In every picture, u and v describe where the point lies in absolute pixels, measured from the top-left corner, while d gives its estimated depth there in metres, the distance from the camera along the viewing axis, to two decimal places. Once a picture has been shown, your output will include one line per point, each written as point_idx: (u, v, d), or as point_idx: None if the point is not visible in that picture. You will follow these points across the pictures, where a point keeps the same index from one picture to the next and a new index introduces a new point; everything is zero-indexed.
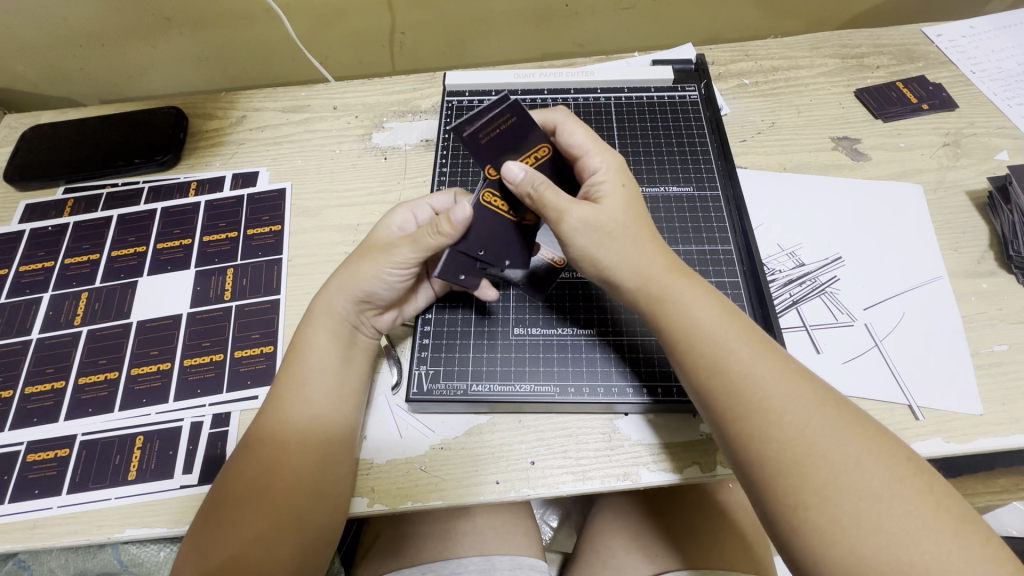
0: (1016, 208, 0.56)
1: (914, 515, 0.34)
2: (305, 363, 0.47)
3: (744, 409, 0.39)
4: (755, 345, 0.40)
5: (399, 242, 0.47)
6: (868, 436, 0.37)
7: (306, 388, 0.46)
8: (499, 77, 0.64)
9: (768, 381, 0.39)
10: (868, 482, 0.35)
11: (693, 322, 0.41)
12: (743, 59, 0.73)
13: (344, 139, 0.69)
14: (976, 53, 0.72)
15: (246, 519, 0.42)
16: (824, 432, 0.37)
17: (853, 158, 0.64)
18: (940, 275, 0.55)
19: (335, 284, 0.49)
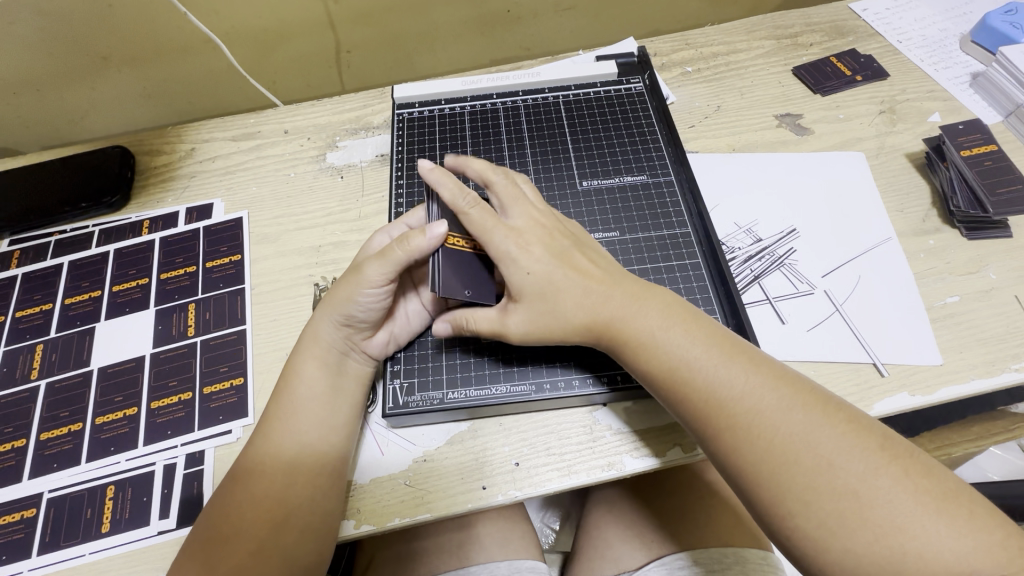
0: (952, 165, 0.58)
1: (906, 501, 0.34)
2: (292, 396, 0.46)
3: (707, 427, 0.39)
4: (722, 351, 0.40)
5: (368, 262, 0.46)
6: (848, 432, 0.36)
7: (295, 424, 0.45)
8: (447, 86, 0.64)
9: (737, 389, 0.38)
10: (850, 487, 0.34)
11: (652, 337, 0.41)
12: (684, 48, 0.75)
13: (298, 162, 0.69)
14: (900, 23, 0.75)
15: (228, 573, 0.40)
16: (798, 433, 0.36)
17: (796, 133, 0.66)
18: (889, 237, 0.57)
19: (318, 311, 0.49)
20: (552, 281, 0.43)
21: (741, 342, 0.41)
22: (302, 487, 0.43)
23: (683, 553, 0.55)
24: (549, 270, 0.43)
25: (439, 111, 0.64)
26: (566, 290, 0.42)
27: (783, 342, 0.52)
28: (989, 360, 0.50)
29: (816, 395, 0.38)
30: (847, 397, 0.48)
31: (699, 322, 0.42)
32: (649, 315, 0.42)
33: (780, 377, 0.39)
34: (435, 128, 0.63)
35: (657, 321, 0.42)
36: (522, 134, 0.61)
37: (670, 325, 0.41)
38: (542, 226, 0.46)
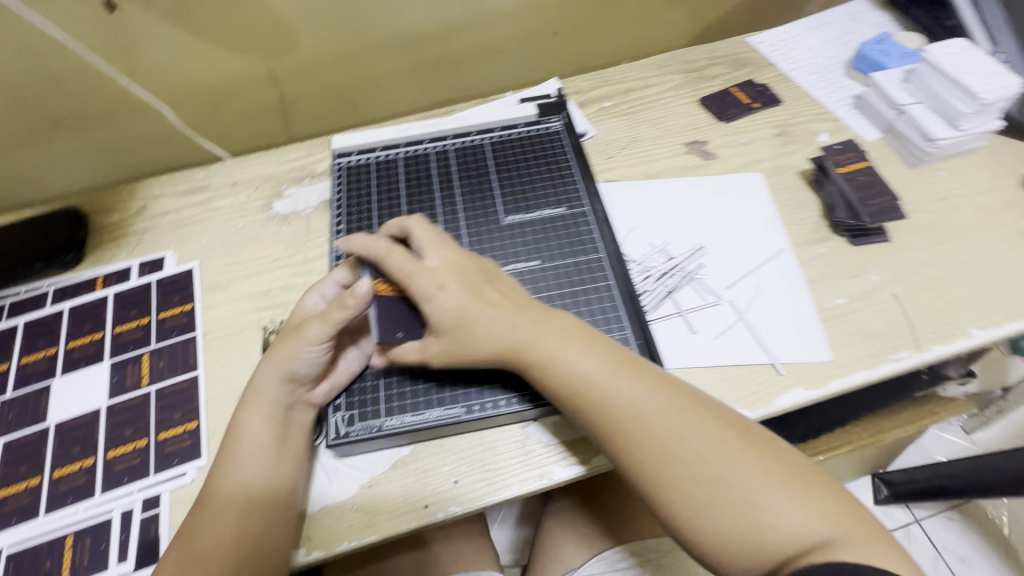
0: (834, 179, 0.66)
1: (761, 483, 0.41)
2: (238, 448, 0.49)
3: (603, 433, 0.45)
4: (611, 364, 0.46)
5: (308, 322, 0.50)
6: (715, 429, 0.43)
7: (242, 476, 0.48)
8: (382, 135, 0.70)
9: (625, 399, 0.45)
10: (717, 479, 0.41)
11: (552, 357, 0.47)
12: (603, 85, 0.82)
13: (246, 212, 0.73)
14: (792, 53, 0.84)
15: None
16: (674, 431, 0.43)
17: (703, 158, 0.73)
18: (784, 248, 0.64)
19: (261, 367, 0.52)
20: (465, 313, 0.48)
21: (627, 353, 0.48)
22: (250, 537, 0.46)
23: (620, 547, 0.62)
24: (462, 303, 0.48)
25: (375, 158, 0.69)
26: (478, 320, 0.48)
27: (693, 351, 0.57)
28: (872, 353, 0.56)
29: (692, 397, 0.45)
30: (748, 396, 0.54)
31: (594, 339, 0.48)
32: (552, 335, 0.47)
33: (661, 383, 0.46)
34: (371, 174, 0.68)
35: (560, 340, 0.47)
36: (451, 175, 0.67)
37: (570, 345, 0.47)
38: (456, 265, 0.51)
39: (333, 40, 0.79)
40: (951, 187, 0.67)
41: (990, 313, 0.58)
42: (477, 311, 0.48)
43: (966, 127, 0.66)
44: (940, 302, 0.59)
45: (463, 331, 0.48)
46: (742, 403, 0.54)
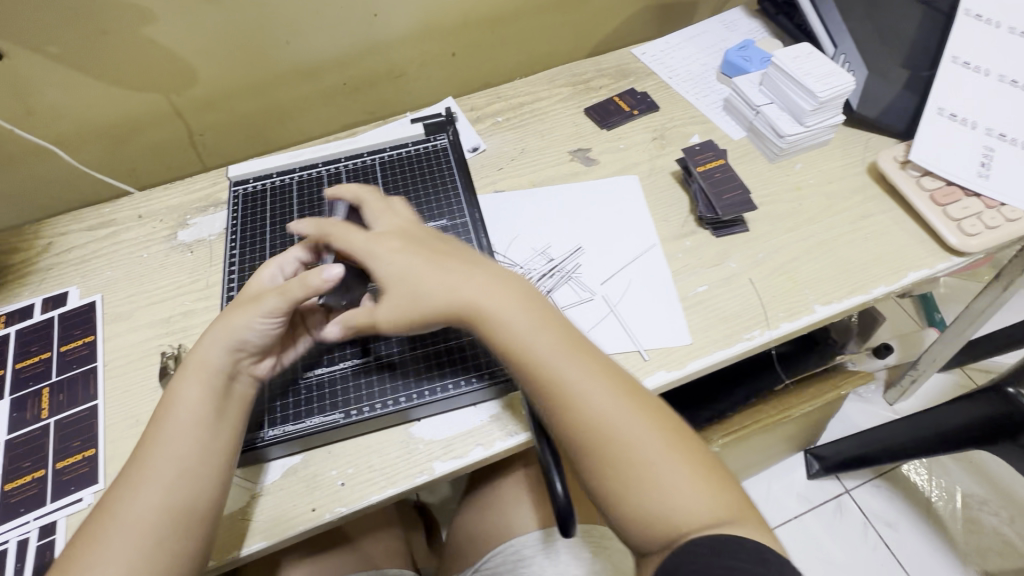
0: (698, 175, 0.72)
1: (668, 456, 0.46)
2: (170, 426, 0.49)
3: (542, 398, 0.49)
4: (555, 337, 0.50)
5: (267, 293, 0.52)
6: (636, 409, 0.48)
7: (184, 450, 0.48)
8: (277, 161, 0.73)
9: (569, 376, 0.48)
10: (631, 452, 0.46)
11: (508, 327, 0.50)
12: (496, 101, 0.87)
13: (151, 243, 0.75)
14: (671, 62, 0.90)
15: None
16: (604, 404, 0.48)
17: (585, 165, 0.78)
18: (654, 244, 0.69)
19: (207, 337, 0.52)
20: (408, 276, 0.52)
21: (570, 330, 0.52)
22: (176, 512, 0.47)
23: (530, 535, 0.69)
24: (410, 266, 0.53)
25: (271, 184, 0.72)
26: (429, 280, 0.52)
27: None
28: (728, 334, 0.62)
29: (619, 376, 0.50)
30: None
31: (541, 313, 0.51)
32: (510, 306, 0.51)
33: (598, 360, 0.50)
34: (266, 199, 0.71)
35: (514, 313, 0.51)
36: None
37: (510, 305, 0.51)
38: (401, 230, 0.57)
39: (233, 73, 0.83)
40: (805, 178, 0.74)
41: (831, 290, 0.64)
42: (427, 274, 0.52)
43: (811, 123, 0.73)
44: (789, 284, 0.65)
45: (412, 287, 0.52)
46: None
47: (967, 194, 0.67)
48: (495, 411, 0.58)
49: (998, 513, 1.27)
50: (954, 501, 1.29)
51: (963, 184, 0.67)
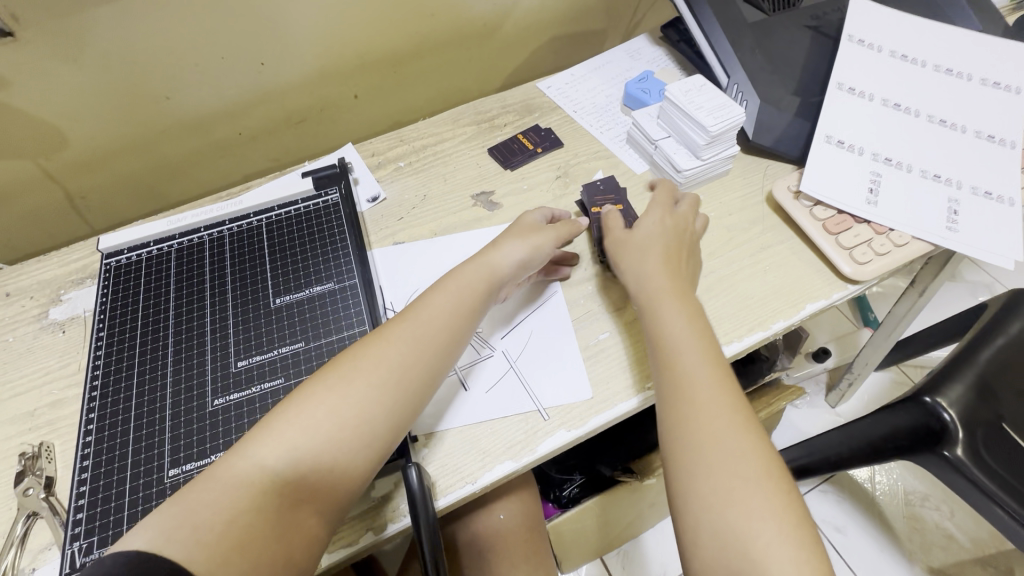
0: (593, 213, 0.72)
1: (774, 512, 0.45)
2: (429, 309, 0.57)
3: (686, 403, 0.51)
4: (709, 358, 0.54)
5: (548, 230, 0.66)
6: (713, 362, 0.54)
7: (439, 321, 0.56)
8: (153, 229, 0.68)
9: (704, 386, 0.52)
10: (686, 399, 0.51)
11: (671, 331, 0.56)
12: (399, 144, 0.85)
13: (18, 324, 0.69)
14: (575, 95, 0.89)
15: (299, 455, 0.46)
16: (736, 432, 0.49)
17: (488, 209, 0.76)
18: (555, 290, 0.67)
19: (505, 248, 0.63)
20: (636, 261, 0.63)
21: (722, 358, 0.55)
22: (389, 404, 0.50)
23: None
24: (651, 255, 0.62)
25: (146, 254, 0.67)
26: (651, 273, 0.61)
27: (464, 410, 0.59)
28: (631, 385, 0.60)
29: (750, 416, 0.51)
30: (514, 446, 0.56)
31: (700, 331, 0.56)
32: (674, 319, 0.57)
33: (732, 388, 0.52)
34: (140, 271, 0.66)
35: (682, 327, 0.56)
36: (224, 263, 0.66)
37: (663, 283, 0.60)
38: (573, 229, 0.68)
39: (110, 131, 0.78)
40: (706, 211, 0.74)
41: (732, 329, 0.63)
42: (651, 270, 0.61)
43: (707, 156, 0.73)
44: None
45: (641, 267, 0.62)
46: (507, 455, 0.56)
47: (857, 222, 0.68)
48: (385, 489, 0.55)
49: (939, 507, 1.30)
50: (897, 497, 1.32)
51: (852, 212, 0.68)
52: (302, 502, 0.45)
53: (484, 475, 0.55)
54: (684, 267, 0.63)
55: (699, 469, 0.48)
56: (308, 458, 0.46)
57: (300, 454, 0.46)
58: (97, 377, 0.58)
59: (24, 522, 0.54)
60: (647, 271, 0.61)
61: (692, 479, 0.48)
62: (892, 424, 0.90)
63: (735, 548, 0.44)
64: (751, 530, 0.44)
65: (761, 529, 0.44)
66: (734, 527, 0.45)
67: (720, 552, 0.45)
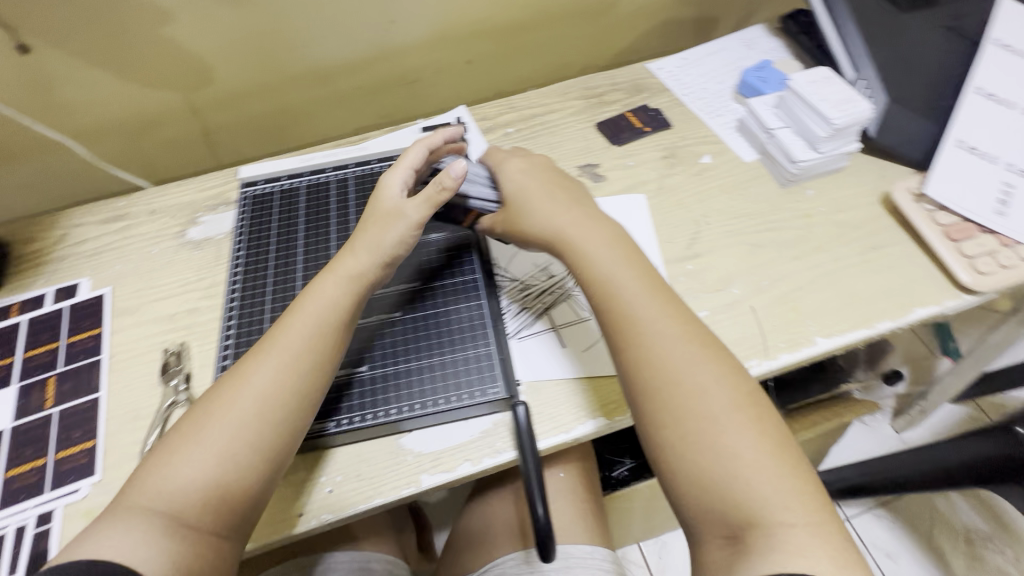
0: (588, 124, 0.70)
1: (789, 496, 0.45)
2: (285, 335, 0.53)
3: (683, 394, 0.50)
4: (702, 346, 0.52)
5: (408, 205, 0.59)
6: (690, 323, 0.54)
7: (278, 363, 0.52)
8: (287, 164, 0.75)
9: (696, 376, 0.50)
10: (673, 355, 0.52)
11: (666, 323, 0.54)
12: (508, 111, 0.87)
13: (161, 238, 0.77)
14: (686, 79, 0.89)
15: (201, 476, 0.47)
16: (731, 418, 0.48)
17: (593, 181, 0.78)
18: (656, 266, 0.68)
19: (377, 231, 0.59)
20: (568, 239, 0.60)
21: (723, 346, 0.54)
22: (217, 452, 0.48)
23: (516, 552, 0.74)
24: (565, 228, 0.60)
25: (279, 187, 0.74)
26: (603, 258, 0.58)
27: (561, 365, 0.62)
28: None
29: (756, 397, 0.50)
30: (610, 405, 0.58)
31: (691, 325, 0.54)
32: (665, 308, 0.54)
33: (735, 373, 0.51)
34: (274, 202, 0.72)
35: (674, 316, 0.54)
36: (348, 202, 0.71)
37: (592, 232, 0.60)
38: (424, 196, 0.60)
39: (249, 73, 0.84)
40: (815, 206, 0.73)
41: (834, 323, 0.63)
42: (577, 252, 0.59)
43: (825, 150, 0.71)
44: (792, 314, 0.64)
45: (585, 250, 0.59)
46: (601, 412, 0.58)
47: (982, 231, 0.66)
48: (484, 426, 0.58)
49: (1004, 551, 1.24)
50: (957, 534, 1.27)
51: (978, 221, 0.66)
52: (203, 530, 0.46)
53: (577, 427, 0.58)
54: (577, 189, 0.65)
55: (687, 424, 0.49)
56: (208, 490, 0.47)
57: (204, 475, 0.47)
58: (238, 289, 0.66)
59: (167, 409, 0.61)
60: (567, 213, 0.61)
61: (685, 437, 0.49)
62: (981, 453, 0.90)
63: (727, 488, 0.46)
64: (740, 473, 0.46)
65: (753, 473, 0.46)
66: (726, 471, 0.47)
67: (714, 496, 0.47)
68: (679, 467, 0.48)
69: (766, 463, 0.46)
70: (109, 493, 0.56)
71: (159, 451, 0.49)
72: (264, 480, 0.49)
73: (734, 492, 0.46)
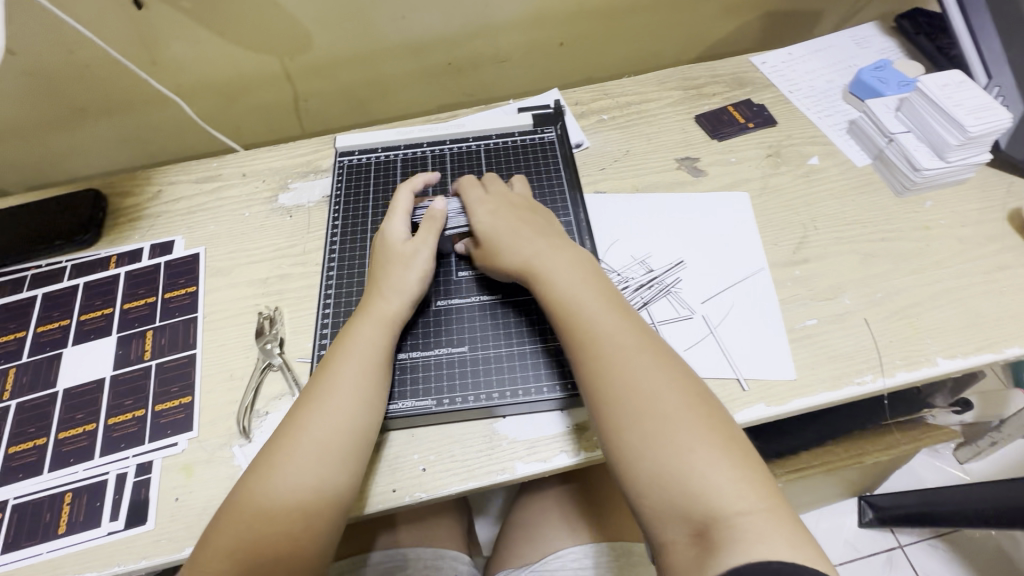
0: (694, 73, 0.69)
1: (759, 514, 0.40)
2: (336, 377, 0.52)
3: (621, 401, 0.46)
4: (658, 357, 0.48)
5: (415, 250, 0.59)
6: (616, 306, 0.52)
7: (339, 391, 0.52)
8: (384, 136, 0.75)
9: (652, 387, 0.46)
10: (596, 336, 0.49)
11: (591, 322, 0.50)
12: (603, 98, 0.85)
13: (253, 202, 0.77)
14: (792, 75, 0.85)
15: (268, 516, 0.46)
16: (695, 432, 0.44)
17: (693, 175, 0.75)
18: (761, 268, 0.65)
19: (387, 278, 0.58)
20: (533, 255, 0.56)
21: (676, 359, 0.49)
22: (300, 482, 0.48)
23: (579, 547, 0.68)
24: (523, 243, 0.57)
25: (376, 158, 0.74)
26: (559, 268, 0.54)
27: None
28: (839, 377, 0.57)
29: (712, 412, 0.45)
30: None
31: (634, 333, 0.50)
32: (602, 316, 0.50)
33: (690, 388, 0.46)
34: (371, 173, 0.73)
35: (614, 325, 0.50)
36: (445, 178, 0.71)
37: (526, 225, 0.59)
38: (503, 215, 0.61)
39: (346, 43, 0.83)
40: (935, 218, 0.68)
41: (957, 343, 0.59)
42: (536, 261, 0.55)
43: (953, 159, 0.67)
44: (909, 330, 0.60)
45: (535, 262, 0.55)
46: None
47: None
48: (583, 418, 0.56)
49: None
50: None
51: None
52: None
53: None
54: (545, 221, 0.61)
55: (629, 404, 0.46)
56: (281, 532, 0.46)
57: (270, 519, 0.46)
58: (335, 257, 0.67)
59: (260, 374, 0.61)
60: (529, 241, 0.57)
61: (647, 438, 0.44)
62: None
63: (677, 473, 0.42)
64: (708, 481, 0.41)
65: (698, 456, 0.42)
66: (669, 452, 0.43)
67: (659, 480, 0.43)
68: (621, 450, 0.45)
69: (709, 445, 0.43)
70: (206, 449, 0.57)
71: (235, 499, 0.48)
72: (330, 522, 0.48)
73: (682, 478, 0.42)
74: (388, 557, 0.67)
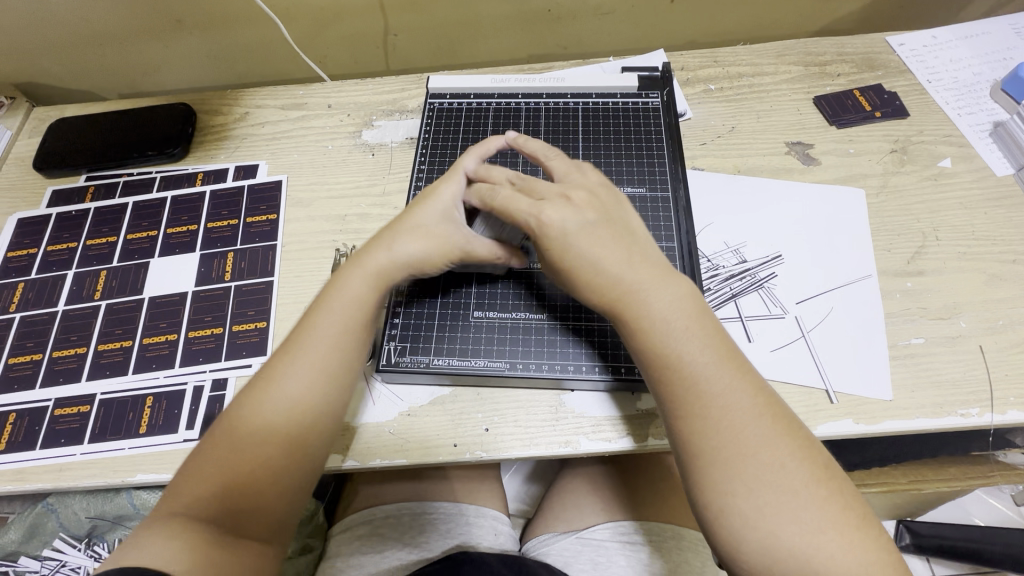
0: (859, 95, 0.73)
1: None
2: (327, 327, 0.50)
3: (738, 481, 0.41)
4: (782, 429, 0.42)
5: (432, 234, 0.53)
6: (730, 362, 0.44)
7: (322, 337, 0.50)
8: (478, 82, 0.72)
9: (774, 466, 0.41)
10: (716, 401, 0.43)
11: (703, 394, 0.43)
12: (712, 65, 0.78)
13: (336, 136, 0.76)
14: (934, 62, 0.75)
15: (234, 453, 0.45)
16: (822, 520, 0.39)
17: (803, 162, 0.69)
18: (869, 274, 0.60)
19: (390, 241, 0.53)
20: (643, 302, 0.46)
21: (799, 425, 0.43)
22: (264, 423, 0.46)
23: (622, 524, 0.67)
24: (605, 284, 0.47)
25: (467, 104, 0.71)
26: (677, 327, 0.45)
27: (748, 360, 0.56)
28: (940, 404, 0.53)
29: (842, 492, 0.41)
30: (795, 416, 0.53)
31: (758, 405, 0.43)
32: (722, 387, 0.43)
33: (818, 465, 0.41)
34: (461, 118, 0.70)
35: (733, 395, 0.43)
36: (539, 132, 0.68)
37: (599, 238, 0.47)
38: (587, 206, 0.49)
39: None
40: None
41: None
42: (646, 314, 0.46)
43: None
44: None
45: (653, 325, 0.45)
46: None
47: None
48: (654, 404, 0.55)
49: None
50: None
51: None
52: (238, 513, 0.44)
53: None
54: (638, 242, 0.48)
55: (735, 484, 0.41)
56: (246, 470, 0.44)
57: (244, 460, 0.45)
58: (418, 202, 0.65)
59: None
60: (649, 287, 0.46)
61: (764, 521, 0.40)
62: None
63: (788, 561, 0.39)
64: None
65: (821, 543, 0.39)
66: (789, 538, 0.39)
67: (775, 562, 0.39)
68: (726, 525, 0.41)
69: (838, 531, 0.39)
70: None
71: (205, 443, 0.46)
72: (296, 466, 0.46)
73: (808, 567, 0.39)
74: (430, 510, 0.68)
